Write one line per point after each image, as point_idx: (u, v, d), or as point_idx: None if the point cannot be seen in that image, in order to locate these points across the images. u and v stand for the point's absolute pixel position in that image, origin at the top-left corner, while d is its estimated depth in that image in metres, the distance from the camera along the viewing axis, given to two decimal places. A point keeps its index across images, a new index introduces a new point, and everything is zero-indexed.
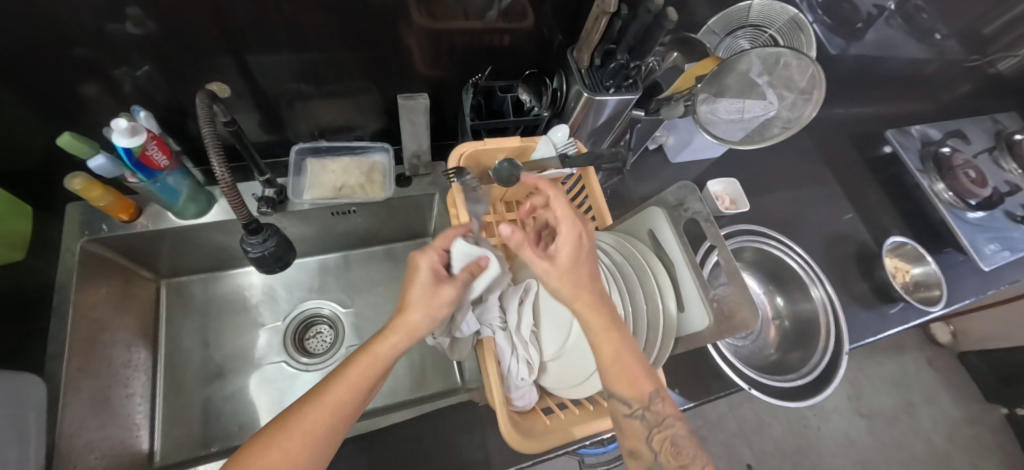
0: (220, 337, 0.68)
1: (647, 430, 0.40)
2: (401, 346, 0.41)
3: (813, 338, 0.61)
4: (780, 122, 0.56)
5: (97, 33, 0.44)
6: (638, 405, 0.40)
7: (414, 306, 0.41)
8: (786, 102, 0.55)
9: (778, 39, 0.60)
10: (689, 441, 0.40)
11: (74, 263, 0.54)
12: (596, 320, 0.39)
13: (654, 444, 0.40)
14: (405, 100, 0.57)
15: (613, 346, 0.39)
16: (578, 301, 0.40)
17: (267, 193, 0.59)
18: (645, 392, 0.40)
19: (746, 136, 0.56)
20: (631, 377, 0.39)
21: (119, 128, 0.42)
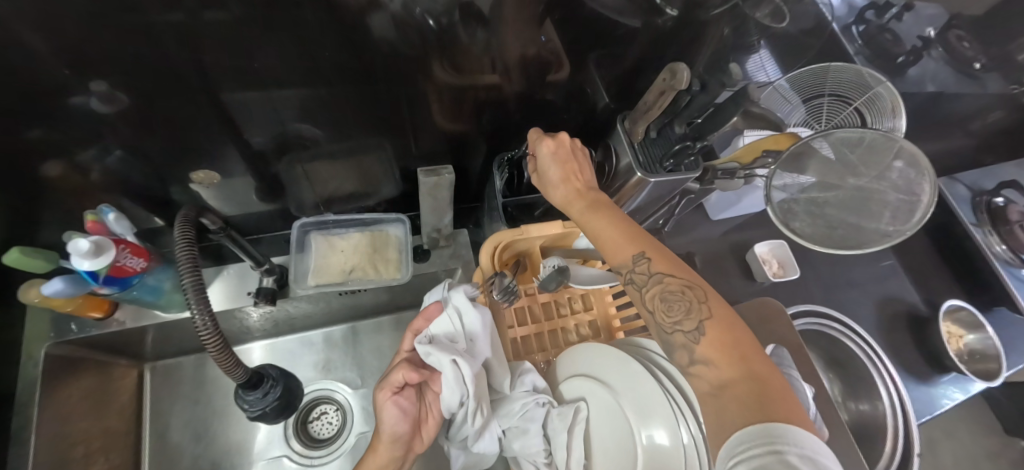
0: (213, 429, 0.60)
1: (636, 291, 0.36)
2: (381, 467, 0.40)
3: (881, 439, 0.55)
4: (877, 224, 0.44)
5: (57, 111, 0.36)
6: (626, 269, 0.37)
7: (380, 419, 0.41)
8: (882, 200, 0.45)
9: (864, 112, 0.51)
10: (686, 292, 0.33)
11: (36, 375, 0.45)
12: (579, 204, 0.42)
13: (649, 306, 0.35)
14: (427, 175, 0.49)
15: (604, 224, 0.40)
16: (566, 190, 0.43)
17: (267, 283, 0.51)
18: (629, 252, 0.37)
19: (839, 239, 0.44)
20: (621, 235, 0.38)
21: (80, 249, 0.33)
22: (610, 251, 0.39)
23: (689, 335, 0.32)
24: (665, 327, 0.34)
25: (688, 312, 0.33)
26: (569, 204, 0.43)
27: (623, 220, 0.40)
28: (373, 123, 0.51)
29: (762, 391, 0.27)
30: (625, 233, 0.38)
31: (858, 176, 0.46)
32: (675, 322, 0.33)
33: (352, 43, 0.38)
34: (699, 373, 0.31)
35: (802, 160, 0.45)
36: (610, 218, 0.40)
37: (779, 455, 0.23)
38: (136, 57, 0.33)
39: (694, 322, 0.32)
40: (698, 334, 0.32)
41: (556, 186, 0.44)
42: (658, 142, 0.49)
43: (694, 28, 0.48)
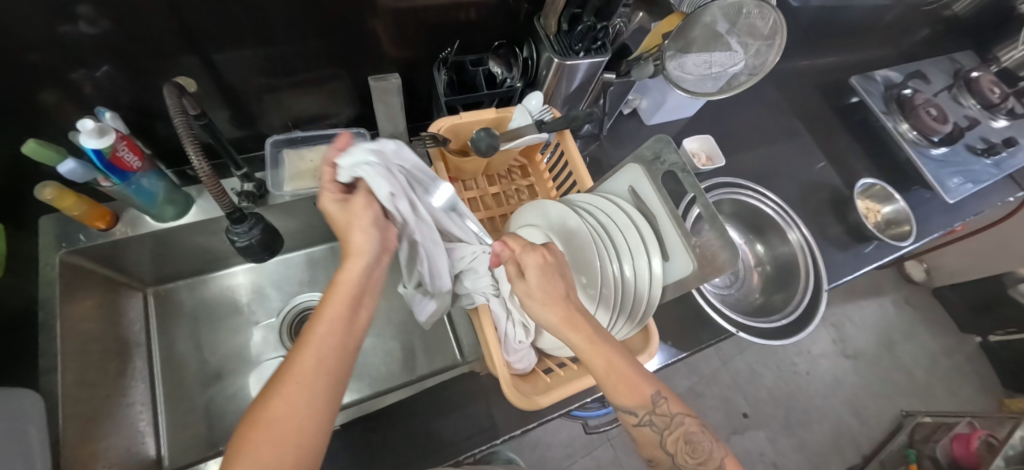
0: (215, 340, 0.68)
1: (658, 434, 0.41)
2: (365, 268, 0.40)
3: (794, 279, 0.64)
4: (745, 70, 0.58)
5: (50, 38, 0.43)
6: (646, 412, 0.40)
7: (351, 228, 0.40)
8: (750, 49, 0.57)
9: None
10: (702, 437, 0.41)
11: (56, 277, 0.53)
12: (581, 335, 0.40)
13: (670, 444, 0.41)
14: (377, 81, 0.56)
15: (607, 363, 0.40)
16: (561, 314, 0.40)
17: (247, 188, 0.58)
18: (647, 400, 0.40)
19: (716, 87, 0.59)
20: (631, 386, 0.40)
21: (86, 129, 0.41)
22: (621, 395, 0.40)
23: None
24: (688, 468, 0.40)
25: (710, 453, 0.40)
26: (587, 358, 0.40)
27: (632, 367, 0.41)
28: (329, 55, 0.59)
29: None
30: (636, 385, 0.40)
31: (733, 34, 0.56)
32: (698, 462, 0.40)
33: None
34: None
35: (687, 33, 0.53)
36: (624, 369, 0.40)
37: None
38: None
39: (716, 464, 0.39)
40: None
41: (546, 310, 0.40)
42: (570, 33, 0.57)
43: None
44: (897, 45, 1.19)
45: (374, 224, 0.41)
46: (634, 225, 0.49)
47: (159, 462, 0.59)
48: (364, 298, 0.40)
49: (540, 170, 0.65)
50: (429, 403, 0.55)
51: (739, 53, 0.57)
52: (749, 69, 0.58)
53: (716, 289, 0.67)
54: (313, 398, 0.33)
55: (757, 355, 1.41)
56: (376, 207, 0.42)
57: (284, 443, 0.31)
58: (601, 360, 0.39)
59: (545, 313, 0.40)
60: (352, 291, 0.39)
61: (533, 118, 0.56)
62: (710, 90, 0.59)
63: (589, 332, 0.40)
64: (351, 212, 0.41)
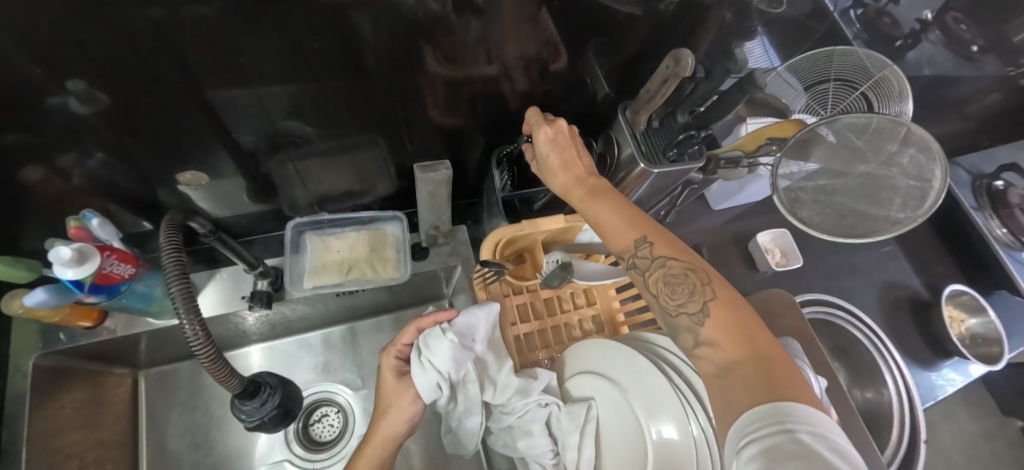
0: (213, 436, 0.60)
1: (641, 276, 0.35)
2: (384, 458, 0.38)
3: (888, 426, 0.54)
4: (894, 208, 0.44)
5: (32, 114, 0.34)
6: (627, 254, 0.36)
7: (386, 413, 0.39)
8: (891, 183, 0.44)
9: (871, 97, 0.50)
10: (691, 276, 0.33)
11: (26, 388, 0.44)
12: (578, 190, 0.41)
13: (650, 290, 0.35)
14: (424, 171, 0.47)
15: (597, 206, 0.39)
16: (567, 177, 0.42)
17: (262, 286, 0.50)
18: (630, 237, 0.36)
19: (847, 226, 0.44)
20: (619, 226, 0.37)
21: (62, 258, 0.32)
22: (615, 238, 0.38)
23: (695, 318, 0.31)
24: (669, 310, 0.33)
25: (691, 294, 0.32)
26: (569, 191, 0.42)
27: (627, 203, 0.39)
28: (366, 123, 0.50)
29: (773, 372, 0.26)
30: (626, 216, 0.37)
31: (864, 162, 0.46)
32: (680, 306, 0.32)
33: (334, 54, 0.38)
34: (707, 357, 0.30)
35: (808, 148, 0.44)
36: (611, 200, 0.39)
37: (790, 434, 0.23)
38: (111, 57, 0.31)
39: (701, 303, 0.31)
40: (703, 315, 0.31)
41: (555, 172, 0.42)
42: (660, 131, 0.48)
43: (698, 10, 0.46)
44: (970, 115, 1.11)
45: (410, 417, 0.39)
46: None
47: None
48: None
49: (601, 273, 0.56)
50: None
51: (882, 187, 0.45)
52: (900, 212, 0.43)
53: None
54: None
55: None
56: (417, 406, 0.40)
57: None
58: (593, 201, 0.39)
59: (555, 175, 0.42)
60: None
61: None
62: (838, 229, 0.43)
63: (587, 183, 0.41)
64: (397, 392, 0.40)
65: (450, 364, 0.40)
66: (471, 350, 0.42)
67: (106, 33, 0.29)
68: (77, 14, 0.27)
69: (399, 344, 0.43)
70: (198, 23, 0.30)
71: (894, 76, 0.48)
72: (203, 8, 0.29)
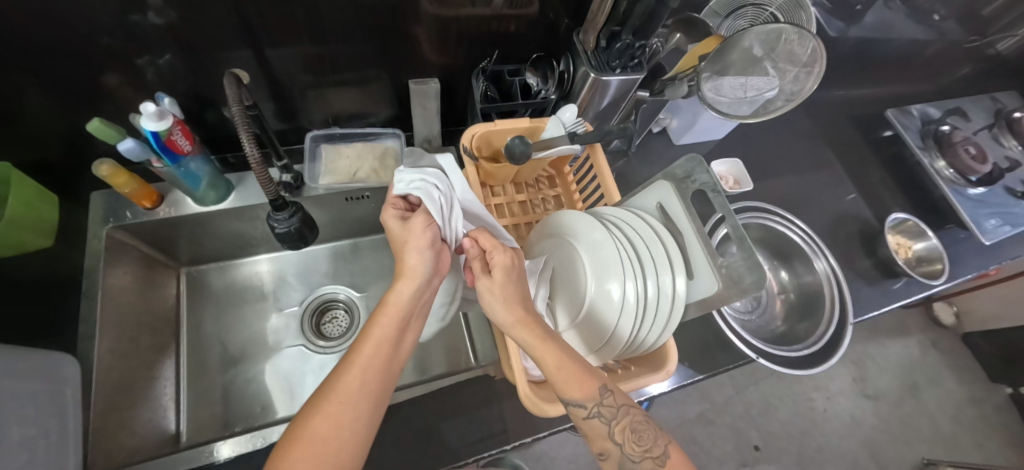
0: (240, 324, 0.71)
1: (607, 425, 0.40)
2: (413, 290, 0.42)
3: (818, 308, 0.62)
4: (782, 95, 0.58)
5: (122, 25, 0.46)
6: (593, 404, 0.40)
7: (406, 248, 0.43)
8: (788, 75, 0.57)
9: (779, 15, 0.61)
10: (648, 427, 0.41)
11: (101, 249, 0.56)
12: (531, 333, 0.41)
13: (618, 436, 0.40)
14: (417, 85, 0.58)
15: (555, 356, 0.41)
16: (511, 311, 0.42)
17: (285, 178, 0.60)
18: (592, 392, 0.41)
19: (752, 112, 0.59)
20: (580, 377, 0.41)
21: (148, 112, 0.43)
22: (565, 385, 0.40)
23: (654, 460, 0.39)
24: (634, 456, 0.40)
25: (650, 439, 0.40)
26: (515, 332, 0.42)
27: (577, 357, 0.42)
28: (372, 56, 0.61)
29: None
30: (582, 374, 0.41)
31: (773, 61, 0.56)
32: (644, 451, 0.40)
33: None
34: None
35: (725, 56, 0.53)
36: (565, 356, 0.41)
37: None
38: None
39: (658, 449, 0.40)
40: (662, 458, 0.39)
41: (499, 309, 0.42)
42: (607, 49, 0.58)
43: None
44: (935, 82, 1.19)
45: (429, 245, 0.43)
46: (659, 240, 0.49)
47: (177, 437, 0.61)
48: (412, 320, 0.42)
49: (567, 181, 0.65)
50: (443, 403, 0.55)
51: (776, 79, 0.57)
52: (784, 98, 0.58)
53: (738, 314, 0.66)
54: (349, 416, 0.34)
55: (771, 387, 1.37)
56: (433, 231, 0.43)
57: (322, 452, 0.32)
58: (546, 352, 0.41)
59: (500, 311, 0.42)
60: (403, 312, 0.40)
61: (566, 130, 0.56)
62: (746, 114, 0.58)
63: (538, 331, 0.42)
64: (407, 234, 0.43)
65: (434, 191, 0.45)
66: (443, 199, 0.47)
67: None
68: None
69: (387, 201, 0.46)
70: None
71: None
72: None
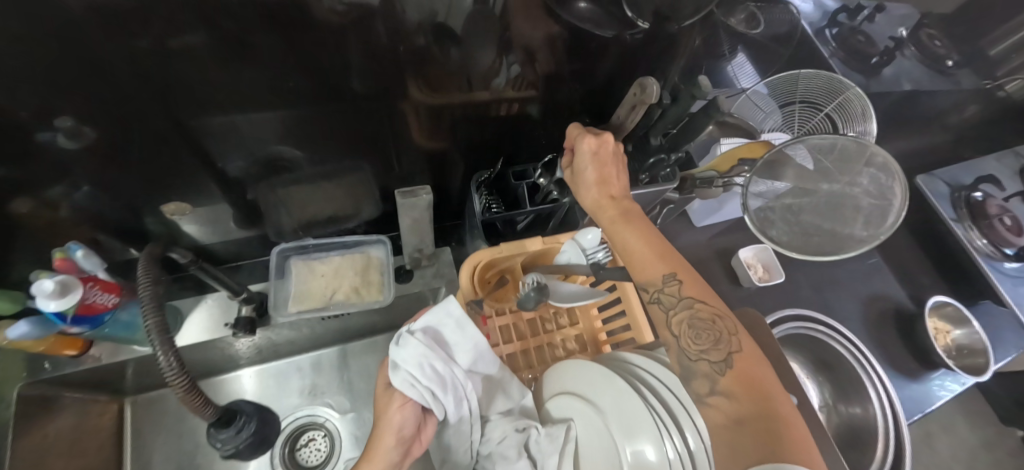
0: (200, 461, 0.60)
1: (665, 313, 0.38)
2: None
3: (872, 440, 0.54)
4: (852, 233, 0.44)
5: (23, 149, 0.35)
6: (655, 288, 0.39)
7: (380, 426, 0.39)
8: (854, 204, 0.45)
9: (835, 117, 0.57)
10: (716, 323, 0.36)
11: (12, 414, 0.43)
12: (609, 213, 0.42)
13: (675, 331, 0.37)
14: (405, 197, 0.48)
15: (634, 234, 0.41)
16: (601, 195, 0.43)
17: (244, 312, 0.51)
18: (660, 272, 0.39)
19: (810, 244, 0.44)
20: (655, 257, 0.40)
21: (44, 290, 0.33)
22: (640, 268, 0.41)
23: (715, 365, 0.34)
24: (690, 353, 0.36)
25: (714, 343, 0.35)
26: (601, 208, 0.43)
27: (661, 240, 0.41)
28: (351, 147, 0.51)
29: (775, 434, 0.29)
30: (660, 251, 0.40)
31: (831, 183, 0.46)
32: (703, 350, 0.35)
33: (317, 85, 0.40)
34: (717, 403, 0.32)
35: (775, 166, 0.44)
36: (645, 232, 0.41)
37: None
38: (99, 87, 0.32)
39: (721, 353, 0.35)
40: (723, 364, 0.34)
41: (589, 187, 0.43)
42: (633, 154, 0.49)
43: (665, 40, 0.48)
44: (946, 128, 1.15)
45: (401, 428, 0.39)
46: None
47: None
48: None
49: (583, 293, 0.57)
50: None
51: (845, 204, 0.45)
52: (862, 230, 0.43)
53: None
54: None
55: None
56: (407, 412, 0.39)
57: None
58: (624, 229, 0.41)
59: (587, 192, 0.44)
60: None
61: (587, 257, 0.46)
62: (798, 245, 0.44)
63: (620, 208, 0.43)
64: (386, 399, 0.40)
65: (424, 364, 0.40)
66: (440, 371, 0.41)
67: (90, 64, 0.30)
68: (65, 47, 0.28)
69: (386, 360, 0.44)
70: (188, 52, 0.32)
71: (854, 98, 0.55)
72: (193, 37, 0.31)
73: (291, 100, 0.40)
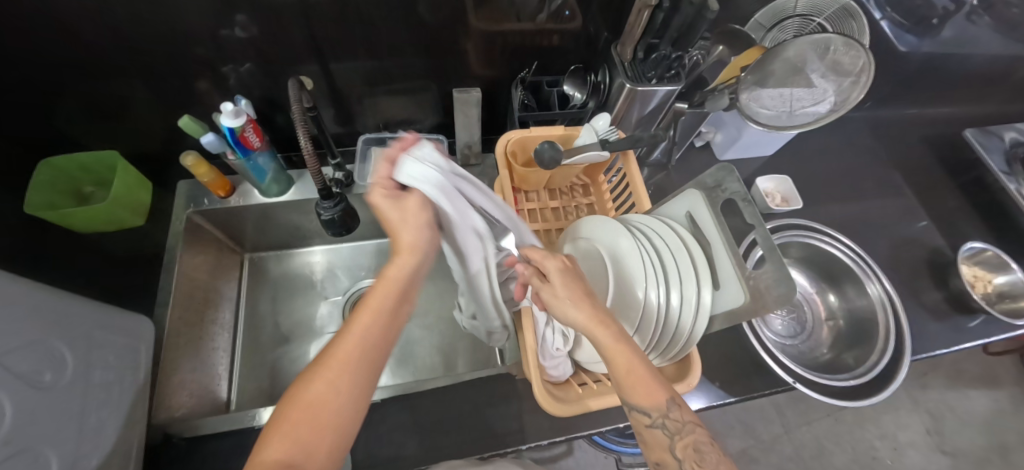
0: (291, 308, 0.77)
1: (669, 438, 0.38)
2: (410, 264, 0.44)
3: (870, 337, 0.57)
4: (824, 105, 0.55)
5: (217, 36, 0.53)
6: (659, 413, 0.38)
7: (404, 229, 0.44)
8: (830, 85, 0.55)
9: (828, 25, 0.62)
10: (711, 445, 0.38)
11: (181, 229, 0.64)
12: (605, 332, 0.40)
13: (680, 453, 0.38)
14: (460, 93, 0.62)
15: (627, 359, 0.39)
16: (591, 315, 0.41)
17: (337, 176, 0.67)
18: (661, 398, 0.39)
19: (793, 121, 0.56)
20: (649, 387, 0.39)
21: (227, 111, 0.51)
22: (640, 392, 0.39)
23: None
24: None
25: (716, 459, 0.37)
26: (591, 328, 0.41)
27: (651, 367, 0.40)
28: (422, 68, 0.66)
29: None
30: (656, 380, 0.39)
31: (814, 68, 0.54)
32: None
33: (404, 6, 0.54)
34: None
35: (767, 66, 0.52)
36: (633, 357, 0.39)
37: None
38: None
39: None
40: None
41: (572, 307, 0.42)
42: (644, 61, 0.59)
43: None
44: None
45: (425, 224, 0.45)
46: (686, 250, 0.48)
47: (228, 405, 0.67)
48: (407, 294, 0.44)
49: (601, 189, 0.66)
50: (466, 398, 0.57)
51: (823, 88, 0.55)
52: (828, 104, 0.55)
53: (777, 337, 0.63)
54: (346, 385, 0.36)
55: (828, 429, 1.24)
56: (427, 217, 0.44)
57: (315, 422, 0.34)
58: (620, 353, 0.39)
59: (572, 311, 0.42)
60: (399, 287, 0.43)
61: (599, 137, 0.57)
62: (785, 123, 0.56)
63: (612, 328, 0.41)
64: (404, 213, 0.44)
65: (438, 181, 0.43)
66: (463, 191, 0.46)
67: None
68: None
69: (384, 178, 0.43)
70: None
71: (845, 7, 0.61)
72: None
73: (382, 15, 0.55)
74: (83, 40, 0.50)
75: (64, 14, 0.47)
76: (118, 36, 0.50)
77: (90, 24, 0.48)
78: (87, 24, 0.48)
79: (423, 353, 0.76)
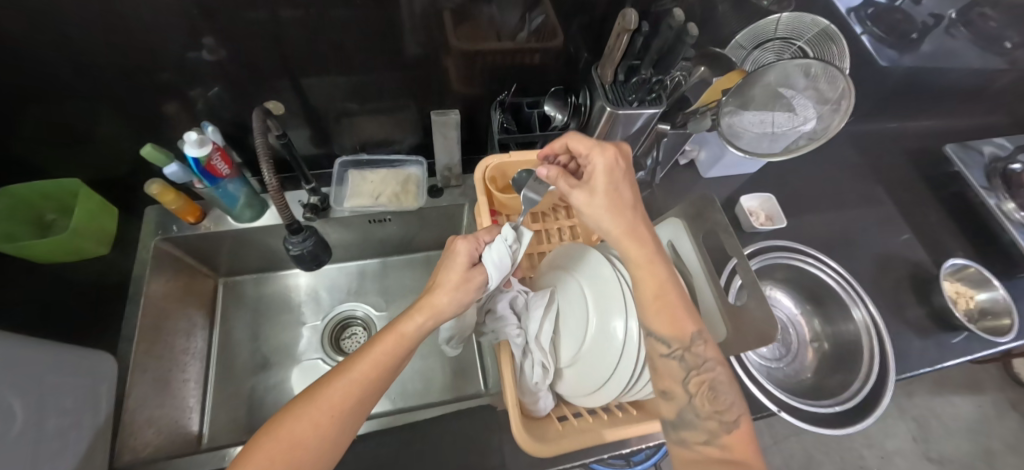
0: (268, 333, 0.75)
1: (684, 371, 0.38)
2: (428, 326, 0.42)
3: (855, 360, 0.57)
4: (804, 134, 0.55)
5: (182, 59, 0.51)
6: (678, 344, 0.38)
7: (444, 289, 0.44)
8: (809, 113, 0.54)
9: (808, 49, 0.62)
10: (724, 385, 0.39)
11: (149, 258, 0.61)
12: (638, 250, 0.41)
13: (692, 386, 0.38)
14: (438, 116, 0.61)
15: (655, 279, 0.41)
16: (625, 228, 0.42)
17: (312, 200, 0.65)
18: (684, 327, 0.39)
19: (772, 148, 0.56)
20: (671, 317, 0.39)
21: (191, 140, 0.48)
22: (668, 316, 0.39)
23: (722, 424, 0.37)
24: (700, 410, 0.38)
25: (724, 401, 0.38)
26: (624, 246, 0.42)
27: (676, 289, 0.41)
28: (401, 86, 0.64)
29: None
30: (677, 305, 0.40)
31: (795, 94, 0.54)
32: (714, 411, 0.37)
33: (378, 25, 0.53)
34: (709, 452, 0.36)
35: (747, 91, 0.51)
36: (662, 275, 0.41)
37: None
38: (244, 19, 0.48)
39: (731, 417, 0.37)
40: (730, 425, 0.37)
41: (607, 217, 0.42)
42: (624, 83, 0.58)
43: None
44: (1007, 112, 1.08)
45: (466, 300, 0.44)
46: None
47: (200, 439, 0.64)
48: (415, 350, 0.43)
49: (583, 211, 0.65)
50: (446, 431, 0.55)
51: (803, 114, 0.55)
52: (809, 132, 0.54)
53: (762, 359, 0.62)
54: (332, 431, 0.36)
55: (816, 440, 1.24)
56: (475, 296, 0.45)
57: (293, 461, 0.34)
58: (646, 271, 0.41)
59: (609, 220, 0.42)
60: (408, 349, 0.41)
61: None
62: (766, 150, 0.56)
63: (645, 246, 0.42)
64: (463, 278, 0.44)
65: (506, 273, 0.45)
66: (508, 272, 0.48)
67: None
68: None
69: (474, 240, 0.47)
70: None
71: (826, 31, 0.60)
72: None
73: (355, 36, 0.54)
74: (39, 66, 0.47)
75: (15, 39, 0.44)
76: (78, 58, 0.48)
77: (43, 49, 0.46)
78: (40, 49, 0.46)
79: (406, 378, 0.74)
